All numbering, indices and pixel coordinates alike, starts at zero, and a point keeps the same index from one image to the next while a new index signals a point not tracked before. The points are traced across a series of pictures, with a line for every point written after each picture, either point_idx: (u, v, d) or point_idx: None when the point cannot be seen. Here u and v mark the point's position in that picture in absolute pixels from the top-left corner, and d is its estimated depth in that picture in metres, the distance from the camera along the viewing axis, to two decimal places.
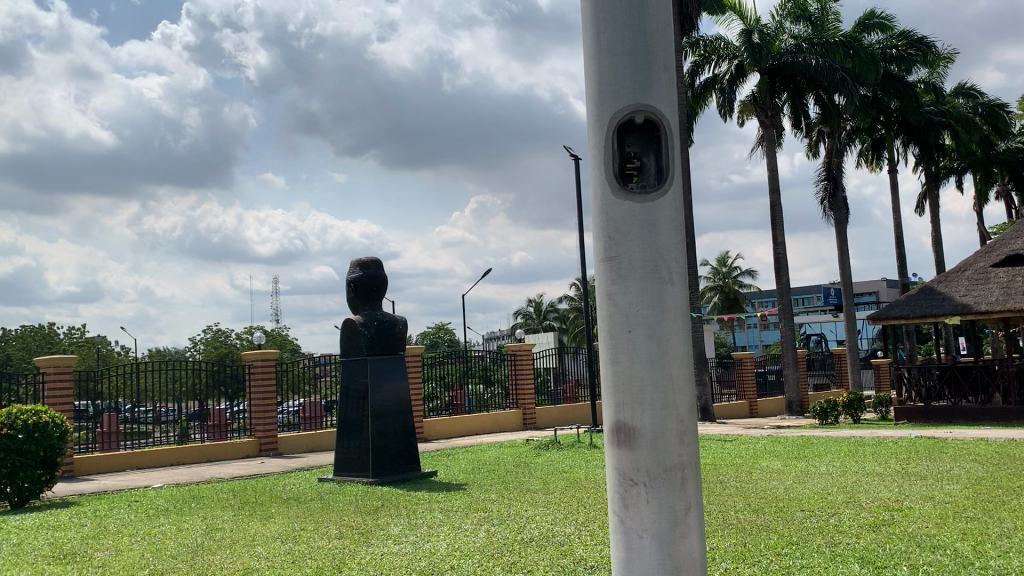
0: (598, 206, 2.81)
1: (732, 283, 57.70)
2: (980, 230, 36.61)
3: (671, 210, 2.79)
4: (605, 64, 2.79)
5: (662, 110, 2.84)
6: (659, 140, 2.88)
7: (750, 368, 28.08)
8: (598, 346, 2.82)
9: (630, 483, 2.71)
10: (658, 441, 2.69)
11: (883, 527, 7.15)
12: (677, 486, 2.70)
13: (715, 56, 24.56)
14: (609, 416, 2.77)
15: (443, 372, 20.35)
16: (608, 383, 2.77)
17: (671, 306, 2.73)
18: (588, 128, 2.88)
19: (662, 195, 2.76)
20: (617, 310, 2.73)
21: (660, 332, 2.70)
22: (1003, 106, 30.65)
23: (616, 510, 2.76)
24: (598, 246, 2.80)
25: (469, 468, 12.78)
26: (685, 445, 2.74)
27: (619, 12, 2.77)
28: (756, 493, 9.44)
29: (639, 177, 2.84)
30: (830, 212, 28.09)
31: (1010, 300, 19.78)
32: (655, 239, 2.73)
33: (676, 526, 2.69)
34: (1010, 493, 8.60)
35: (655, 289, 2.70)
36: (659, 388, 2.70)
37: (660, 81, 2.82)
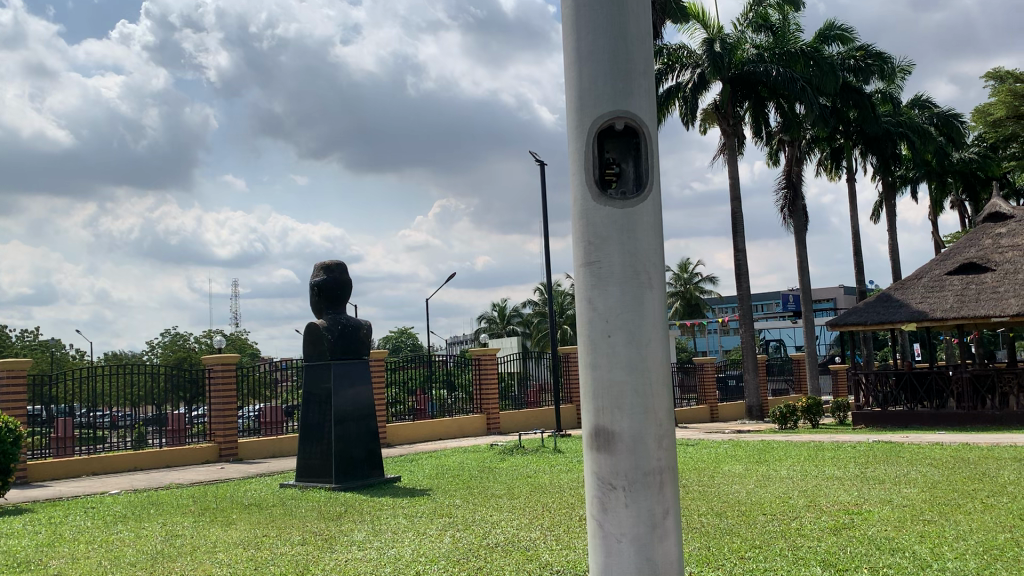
0: (578, 212, 2.83)
1: (694, 289, 58.29)
2: (934, 238, 37.46)
3: (649, 216, 2.81)
4: (585, 70, 2.81)
5: (642, 117, 2.85)
6: (638, 147, 2.89)
7: (711, 373, 28.34)
8: (578, 350, 2.84)
9: (609, 487, 2.73)
10: (637, 446, 2.71)
11: (843, 531, 7.26)
12: (655, 490, 2.71)
13: (678, 64, 24.87)
14: (588, 420, 2.78)
15: (405, 377, 20.21)
16: (587, 387, 2.78)
17: (650, 310, 2.74)
18: (569, 131, 2.89)
19: (642, 201, 2.77)
20: (597, 314, 2.74)
21: (638, 336, 2.71)
22: (957, 116, 31.46)
23: (594, 515, 2.78)
24: (578, 251, 2.82)
25: (432, 473, 12.71)
26: (664, 450, 2.76)
27: (599, 19, 2.79)
28: (719, 497, 9.52)
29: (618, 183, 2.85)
30: (789, 219, 28.51)
31: (964, 307, 20.27)
32: (635, 245, 2.74)
33: (654, 530, 2.71)
34: (966, 497, 8.77)
35: (634, 292, 2.72)
36: (639, 392, 2.71)
37: (640, 87, 2.84)
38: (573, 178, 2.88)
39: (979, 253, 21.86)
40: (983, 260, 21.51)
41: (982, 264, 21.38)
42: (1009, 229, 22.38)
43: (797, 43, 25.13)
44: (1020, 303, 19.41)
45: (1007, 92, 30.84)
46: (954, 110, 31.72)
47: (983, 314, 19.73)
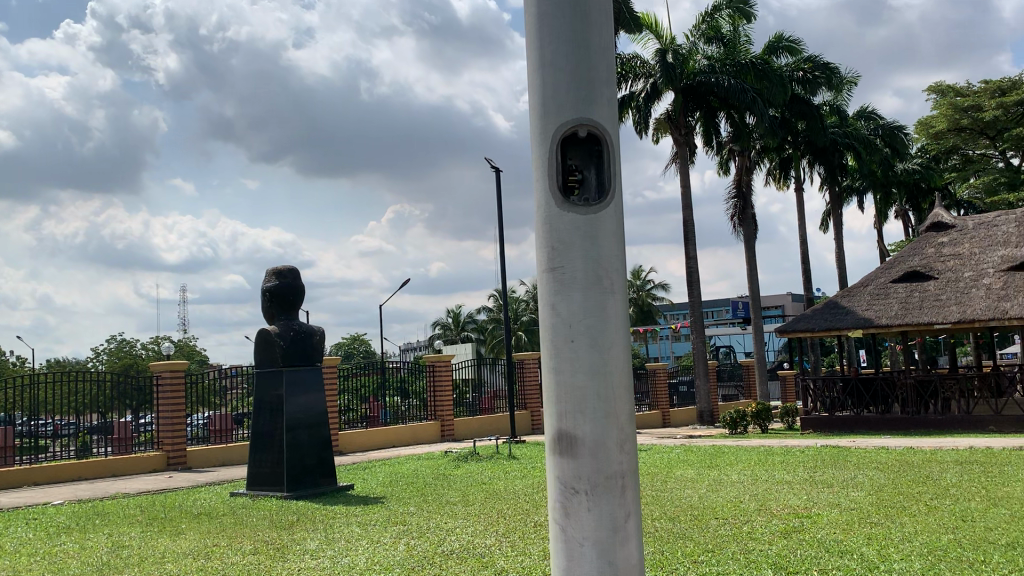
0: (541, 218, 2.85)
1: (646, 296, 58.88)
2: (879, 247, 38.39)
3: (612, 223, 2.83)
4: (548, 77, 2.83)
5: (604, 125, 2.88)
6: (600, 155, 2.91)
7: (663, 379, 28.61)
8: (540, 354, 2.84)
9: (571, 491, 2.74)
10: (599, 450, 2.73)
11: (793, 534, 7.38)
12: (617, 493, 2.74)
13: (632, 74, 25.15)
14: (551, 425, 2.79)
15: (358, 384, 20.04)
16: (549, 392, 2.80)
17: (612, 316, 2.77)
18: (532, 136, 2.92)
19: (604, 208, 2.80)
20: (560, 319, 2.76)
21: (600, 340, 2.73)
22: (901, 128, 32.24)
23: (555, 519, 2.79)
24: (541, 256, 2.83)
25: (386, 481, 12.61)
26: (625, 454, 2.78)
27: (562, 26, 2.81)
28: (672, 502, 9.63)
29: (581, 189, 2.86)
30: (739, 228, 28.94)
31: (908, 314, 20.78)
32: (597, 251, 2.77)
33: (616, 533, 2.73)
34: (911, 499, 9.00)
35: (596, 299, 2.74)
36: (600, 397, 2.73)
37: (603, 95, 2.86)
38: (536, 184, 2.89)
39: (923, 262, 22.45)
40: (926, 268, 22.09)
41: (926, 273, 21.96)
42: (951, 239, 23.03)
43: (747, 55, 25.61)
44: (961, 311, 19.99)
45: (949, 105, 32.72)
46: (898, 123, 32.57)
47: (926, 321, 20.25)
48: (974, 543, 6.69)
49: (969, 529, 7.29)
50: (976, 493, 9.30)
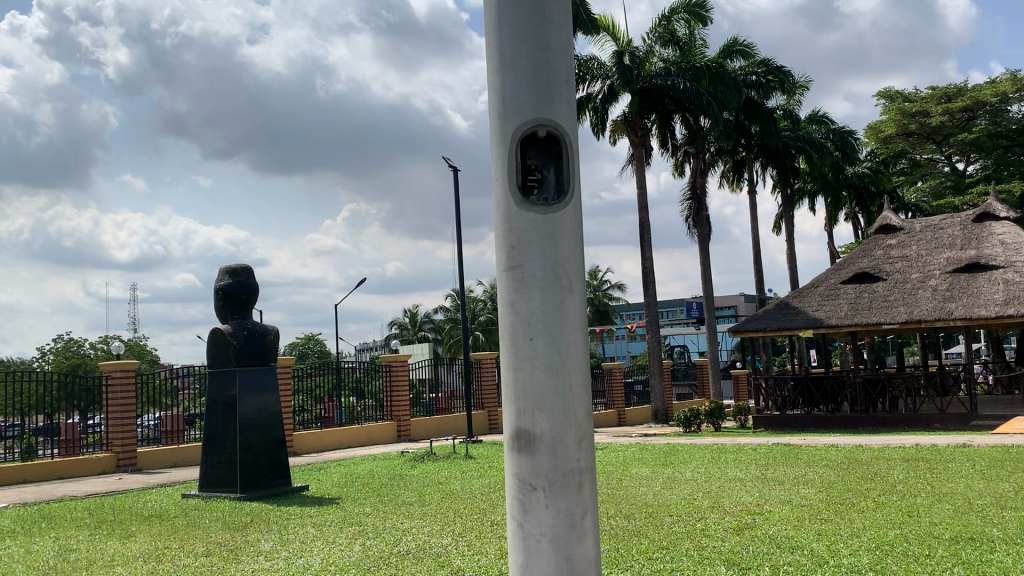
0: (500, 217, 2.86)
1: (603, 296, 59.28)
2: (829, 249, 39.13)
3: (570, 222, 2.85)
4: (507, 78, 2.85)
5: (563, 125, 2.90)
6: (559, 156, 2.93)
7: (619, 378, 28.84)
8: (500, 353, 2.85)
9: (529, 488, 2.76)
10: (557, 447, 2.75)
11: (745, 530, 7.50)
12: (575, 489, 2.76)
13: (589, 76, 25.30)
14: (509, 422, 2.80)
15: (313, 384, 19.87)
16: (508, 390, 2.81)
17: (570, 314, 2.79)
18: (491, 136, 2.93)
19: (563, 207, 2.82)
20: (519, 318, 2.77)
21: (559, 338, 2.75)
22: (851, 132, 32.88)
23: (514, 516, 2.80)
24: (500, 256, 2.85)
25: (340, 482, 12.51)
26: (583, 450, 2.80)
27: (521, 27, 2.82)
28: (627, 499, 9.72)
29: (539, 189, 2.88)
30: (694, 229, 29.27)
31: (857, 315, 21.21)
32: (556, 250, 2.79)
33: (572, 529, 2.75)
34: (859, 496, 9.21)
35: (555, 298, 2.76)
36: (559, 395, 2.75)
37: (561, 96, 2.89)
38: (495, 183, 2.90)
39: (872, 263, 22.94)
40: (875, 270, 22.57)
41: (874, 274, 22.44)
42: (899, 241, 23.58)
43: (702, 58, 25.94)
44: (908, 312, 20.46)
45: (898, 110, 33.64)
46: (849, 127, 33.24)
47: (874, 321, 20.69)
48: (920, 538, 6.87)
49: (915, 524, 7.47)
50: (921, 489, 9.54)
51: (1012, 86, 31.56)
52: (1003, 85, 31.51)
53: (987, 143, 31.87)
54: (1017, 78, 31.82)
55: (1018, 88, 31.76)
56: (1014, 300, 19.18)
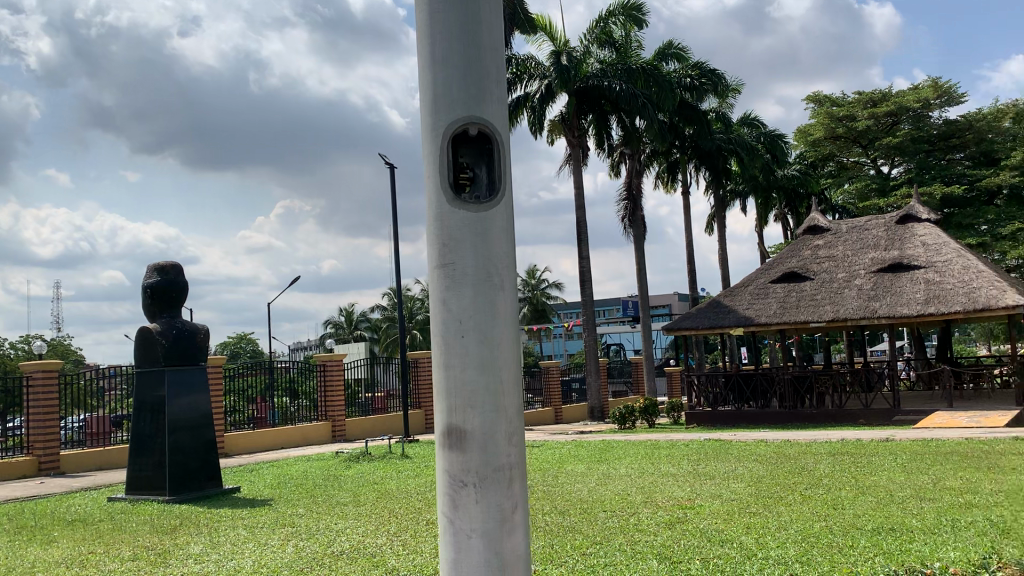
0: (432, 214, 2.86)
1: (540, 295, 59.62)
2: (760, 249, 40.04)
3: (502, 220, 2.87)
4: (439, 76, 2.84)
5: (494, 123, 2.91)
6: (490, 154, 2.93)
7: (556, 377, 29.04)
8: (431, 351, 2.85)
9: (459, 483, 2.77)
10: (488, 443, 2.76)
11: (677, 524, 7.65)
12: (505, 484, 2.78)
13: (526, 75, 25.40)
14: (441, 419, 2.80)
15: (245, 384, 19.55)
16: (439, 387, 2.81)
17: (502, 311, 2.80)
18: (422, 134, 2.92)
19: (494, 206, 2.83)
20: (450, 315, 2.78)
21: (490, 335, 2.77)
22: (781, 136, 33.72)
23: (445, 512, 2.81)
24: (432, 253, 2.84)
25: (273, 484, 12.32)
26: (514, 446, 2.82)
27: (453, 25, 2.83)
28: (562, 496, 9.80)
29: (472, 187, 2.88)
30: (630, 229, 29.62)
31: (786, 313, 21.75)
32: (487, 247, 2.80)
33: (502, 525, 2.77)
34: (787, 489, 9.47)
35: (487, 295, 2.77)
36: (490, 391, 2.76)
37: (493, 95, 2.89)
38: (427, 180, 2.90)
39: (800, 263, 23.57)
40: (803, 269, 23.19)
41: (802, 273, 23.04)
42: (826, 241, 24.28)
43: (638, 60, 26.27)
44: (835, 310, 21.07)
45: (826, 115, 34.59)
46: (779, 131, 34.07)
47: (802, 319, 21.26)
48: (843, 529, 7.10)
49: (839, 516, 7.71)
50: (846, 482, 9.84)
51: (934, 92, 32.74)
52: (925, 92, 32.68)
53: (909, 147, 33.01)
54: (939, 85, 33.03)
55: (939, 95, 32.97)
56: (934, 299, 19.90)
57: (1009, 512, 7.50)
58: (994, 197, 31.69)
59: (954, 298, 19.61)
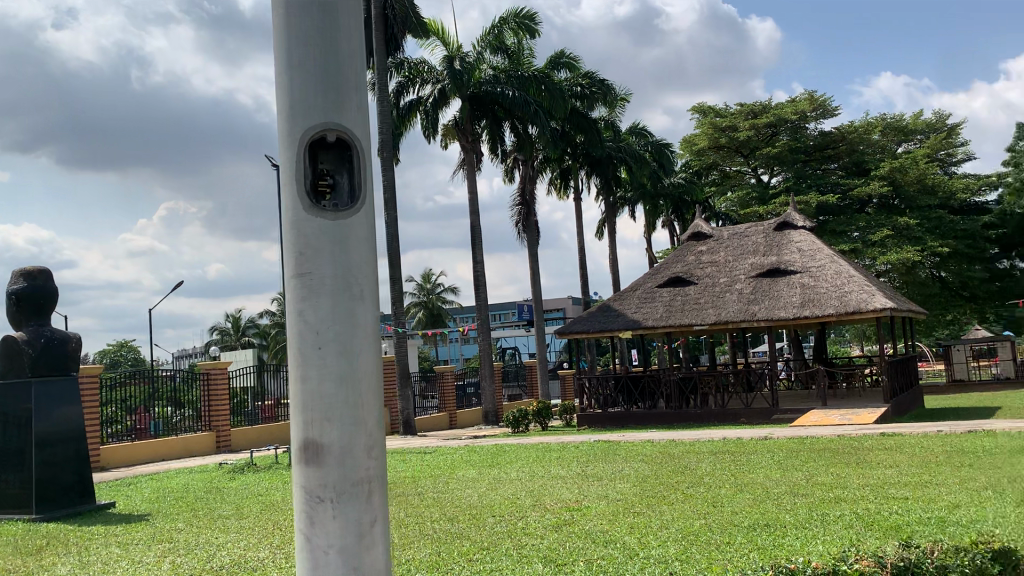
0: (289, 221, 2.80)
1: (435, 300, 59.46)
2: (649, 254, 41.07)
3: (362, 228, 2.83)
4: (296, 81, 2.80)
5: (353, 130, 2.88)
6: (351, 160, 2.89)
7: (450, 381, 28.99)
8: (288, 363, 2.79)
9: (316, 499, 2.72)
10: (345, 457, 2.71)
11: (563, 527, 7.73)
12: (363, 499, 2.74)
13: (419, 79, 25.30)
14: (297, 433, 2.74)
15: (125, 395, 18.67)
16: (296, 400, 2.75)
17: (361, 321, 2.76)
18: (279, 141, 2.86)
19: (354, 214, 2.79)
20: (307, 326, 2.72)
21: (349, 346, 2.73)
22: (668, 145, 34.70)
23: (301, 529, 2.75)
24: (288, 262, 2.78)
25: (151, 498, 11.79)
26: (373, 459, 2.78)
27: (311, 30, 2.79)
28: (451, 502, 9.77)
29: (331, 194, 2.83)
30: (524, 234, 29.84)
31: (672, 317, 22.38)
32: (346, 257, 2.76)
33: (361, 539, 2.73)
34: (670, 489, 9.71)
35: (345, 305, 2.73)
36: (348, 404, 2.72)
37: (352, 101, 2.86)
38: (283, 186, 2.83)
39: (685, 268, 24.31)
40: (687, 274, 23.93)
41: (687, 278, 23.77)
42: (708, 247, 25.13)
43: (529, 68, 26.56)
44: (718, 313, 21.82)
45: (709, 126, 35.64)
46: (665, 140, 35.03)
47: (687, 322, 21.92)
48: (722, 526, 7.33)
49: (718, 514, 7.97)
50: (726, 480, 10.19)
51: (810, 106, 34.35)
52: (802, 104, 34.23)
53: (787, 157, 34.51)
54: (814, 98, 34.65)
55: (815, 108, 34.59)
56: (809, 302, 20.86)
57: (874, 506, 7.91)
58: (866, 205, 34.10)
59: (827, 302, 20.61)
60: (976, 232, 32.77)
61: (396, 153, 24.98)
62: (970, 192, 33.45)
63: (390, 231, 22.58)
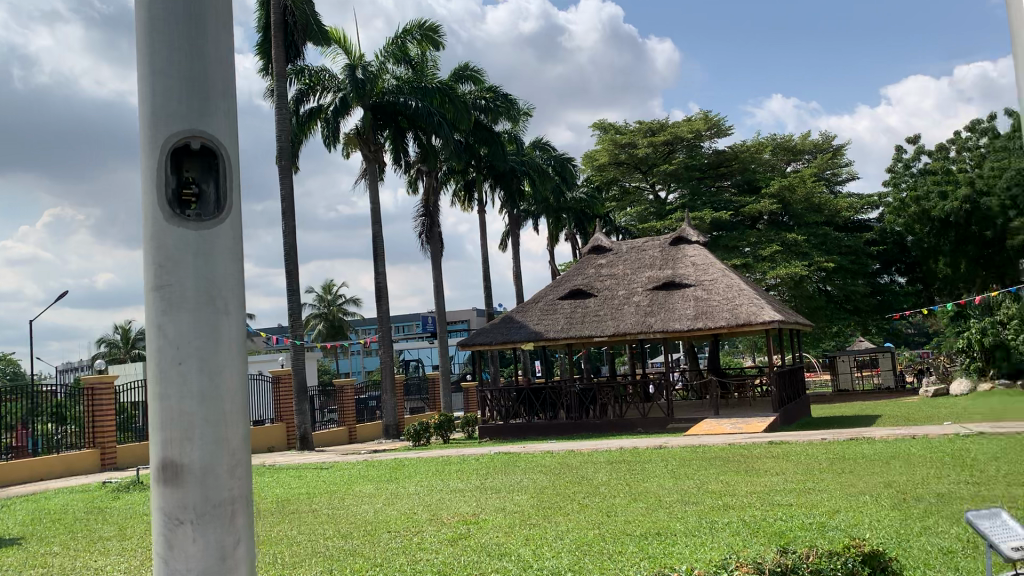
0: (149, 232, 2.71)
1: (337, 311, 58.58)
2: (551, 266, 41.53)
3: (227, 240, 2.76)
4: (159, 87, 2.72)
5: (220, 138, 2.81)
6: (218, 168, 2.82)
7: (350, 395, 28.54)
8: (147, 379, 2.69)
9: (175, 521, 2.63)
10: (206, 476, 2.63)
11: (459, 540, 7.70)
12: (225, 520, 2.66)
13: (320, 87, 24.93)
14: (155, 453, 2.64)
15: (2, 411, 17.79)
16: (154, 418, 2.66)
17: (225, 336, 2.69)
18: (141, 148, 2.77)
19: (218, 225, 2.72)
20: (166, 341, 2.64)
21: (211, 363, 2.65)
22: (570, 160, 35.17)
23: (159, 553, 2.65)
24: (148, 275, 2.69)
25: (26, 521, 11.14)
26: (237, 478, 2.70)
27: (175, 35, 2.72)
28: (347, 518, 9.60)
29: (196, 205, 2.76)
30: (427, 245, 29.66)
31: (572, 328, 22.67)
32: (209, 269, 2.68)
33: (221, 562, 2.65)
34: (567, 500, 9.80)
35: (208, 319, 2.65)
36: (209, 422, 2.64)
37: (219, 108, 2.79)
38: (146, 195, 2.75)
39: (585, 280, 24.67)
40: (588, 287, 24.29)
41: (587, 290, 24.13)
42: (608, 260, 25.58)
43: (432, 79, 26.50)
44: (616, 325, 22.23)
45: (609, 141, 36.34)
46: (567, 154, 35.51)
47: (587, 334, 22.23)
48: (615, 536, 7.43)
49: (612, 523, 8.07)
50: (620, 489, 10.35)
51: (705, 125, 35.50)
52: (697, 123, 35.33)
53: (683, 174, 35.53)
54: (709, 118, 35.81)
55: (709, 127, 35.78)
56: (702, 315, 21.49)
57: (760, 513, 8.17)
58: (757, 222, 35.40)
59: (719, 314, 21.28)
60: (857, 248, 34.50)
61: (295, 162, 24.51)
62: (853, 211, 35.22)
63: (288, 241, 22.12)
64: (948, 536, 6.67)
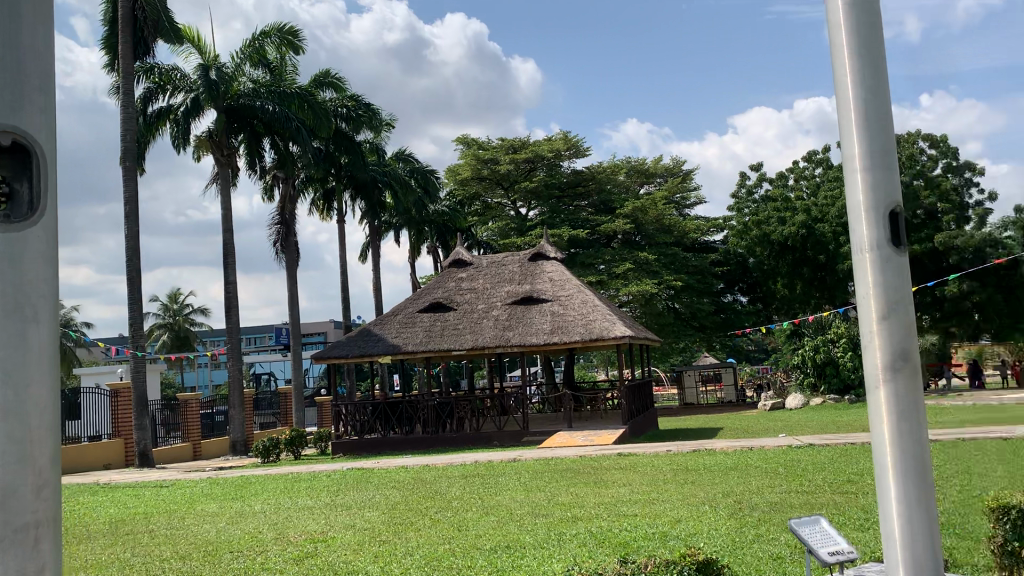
0: None
1: (184, 321, 56.04)
2: (411, 279, 41.32)
3: (39, 243, 2.57)
4: None
5: (33, 136, 2.61)
6: (30, 167, 2.62)
7: (196, 409, 27.29)
8: None
9: None
10: (7, 499, 2.42)
11: (306, 560, 7.49)
12: (29, 545, 2.45)
13: (170, 86, 23.87)
14: None
15: None
16: None
17: (35, 346, 2.49)
18: None
19: (28, 228, 2.54)
20: None
21: (16, 376, 2.45)
22: (433, 173, 35.14)
23: None
24: None
25: None
26: (43, 500, 2.49)
27: None
28: (187, 539, 9.16)
29: (6, 204, 2.56)
30: (282, 254, 28.80)
31: (430, 342, 22.59)
32: (19, 276, 2.48)
33: None
34: (418, 514, 9.72)
35: (14, 328, 2.46)
36: (9, 440, 2.43)
37: (32, 104, 2.59)
38: None
39: (445, 294, 24.66)
40: (447, 300, 24.29)
41: (446, 304, 24.12)
42: (469, 275, 25.69)
43: (292, 84, 25.86)
44: (474, 339, 22.32)
45: (472, 156, 36.70)
46: (429, 166, 35.43)
47: (446, 347, 22.21)
48: (464, 550, 7.44)
49: (462, 537, 8.08)
50: (472, 503, 10.38)
51: (564, 144, 36.37)
52: (557, 143, 36.11)
53: (544, 192, 36.25)
54: (569, 138, 36.72)
55: (569, 147, 36.67)
56: (558, 329, 21.90)
57: (607, 524, 8.39)
58: (612, 240, 36.60)
59: (574, 329, 21.75)
60: (704, 268, 36.20)
61: (141, 163, 23.29)
62: (700, 233, 36.93)
63: (132, 247, 20.98)
64: (778, 543, 7.07)
